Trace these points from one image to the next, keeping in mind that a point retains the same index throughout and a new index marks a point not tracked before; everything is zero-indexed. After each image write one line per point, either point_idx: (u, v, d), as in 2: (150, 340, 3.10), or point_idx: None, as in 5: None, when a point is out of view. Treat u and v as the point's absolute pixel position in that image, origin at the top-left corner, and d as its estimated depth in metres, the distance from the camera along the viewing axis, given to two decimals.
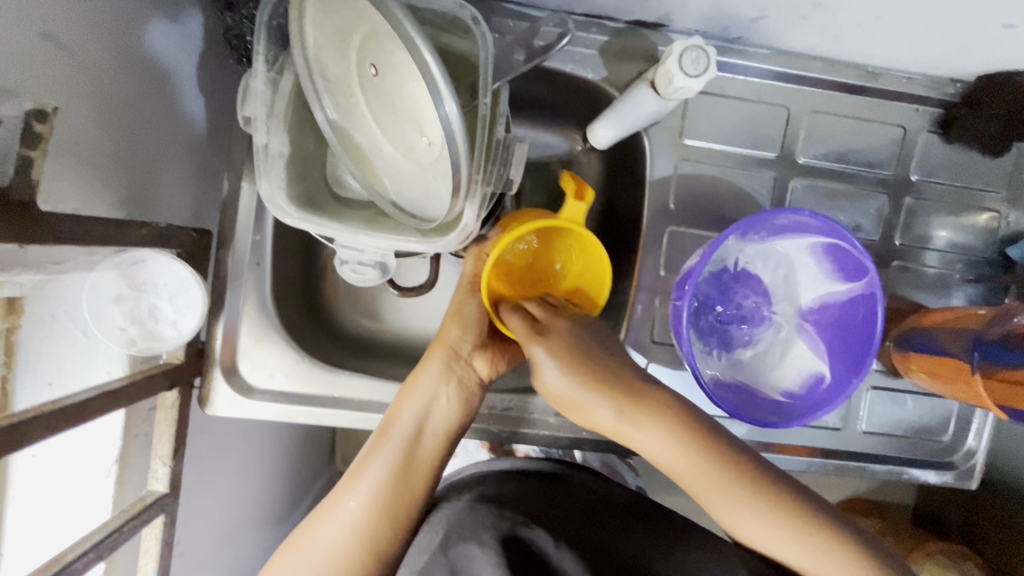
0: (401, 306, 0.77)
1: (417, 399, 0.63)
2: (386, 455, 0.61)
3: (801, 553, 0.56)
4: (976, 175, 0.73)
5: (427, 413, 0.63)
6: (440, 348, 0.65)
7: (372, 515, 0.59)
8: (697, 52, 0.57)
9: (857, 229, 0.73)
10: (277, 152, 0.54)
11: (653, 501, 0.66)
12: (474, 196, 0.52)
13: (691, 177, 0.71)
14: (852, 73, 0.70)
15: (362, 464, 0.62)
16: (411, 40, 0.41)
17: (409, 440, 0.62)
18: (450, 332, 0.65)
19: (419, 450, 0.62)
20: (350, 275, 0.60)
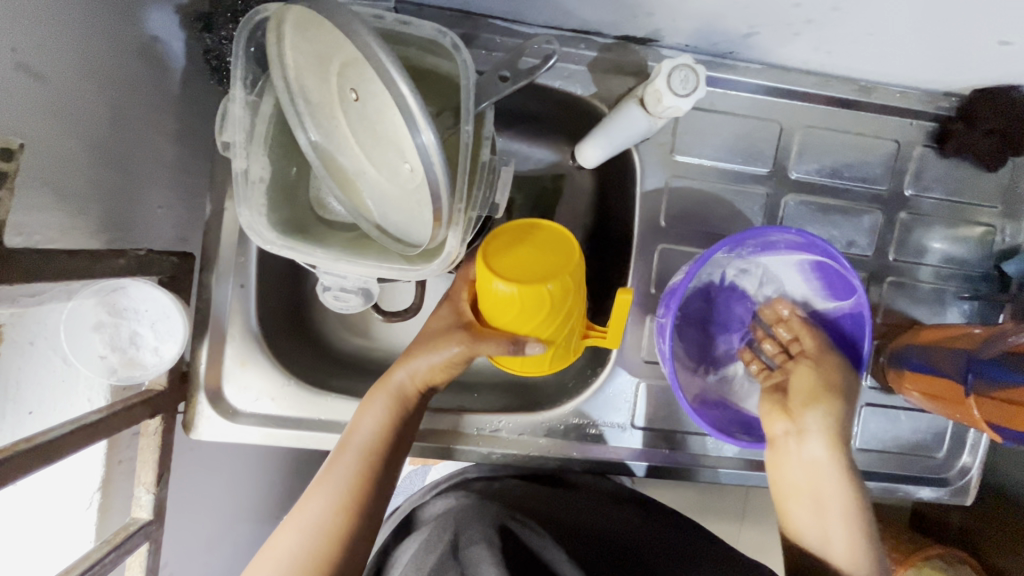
0: (389, 323, 0.76)
1: (380, 406, 0.61)
2: (349, 456, 0.59)
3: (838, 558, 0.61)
4: (972, 189, 0.72)
5: (394, 417, 0.61)
6: (410, 369, 0.62)
7: (339, 515, 0.57)
8: (686, 70, 0.56)
9: (852, 245, 0.72)
10: (258, 177, 0.53)
11: (642, 515, 0.69)
12: (457, 224, 0.51)
13: (683, 193, 0.70)
14: (847, 87, 0.69)
15: (327, 469, 0.59)
16: (385, 69, 0.39)
17: (371, 445, 0.60)
18: (421, 364, 0.62)
19: (383, 450, 0.60)
20: (334, 301, 0.59)
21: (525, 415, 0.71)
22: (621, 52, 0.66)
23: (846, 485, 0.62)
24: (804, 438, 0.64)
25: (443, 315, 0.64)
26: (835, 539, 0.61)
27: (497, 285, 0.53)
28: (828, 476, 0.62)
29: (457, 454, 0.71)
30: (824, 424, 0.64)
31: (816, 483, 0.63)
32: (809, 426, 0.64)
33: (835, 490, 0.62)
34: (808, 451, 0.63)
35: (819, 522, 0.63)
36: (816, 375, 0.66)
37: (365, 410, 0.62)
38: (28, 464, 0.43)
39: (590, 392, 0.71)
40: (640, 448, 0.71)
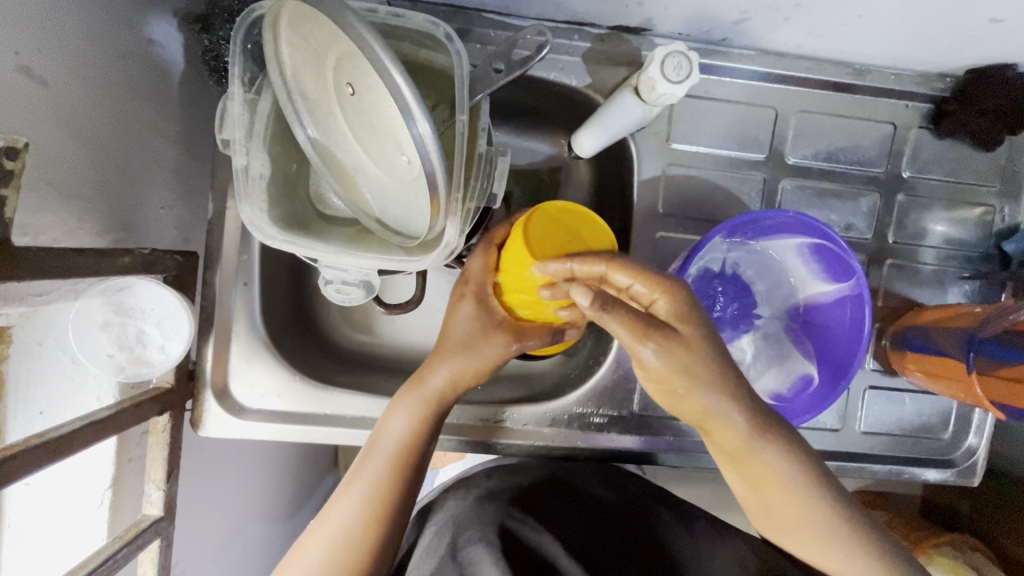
0: (392, 319, 0.77)
1: (412, 408, 0.59)
2: (376, 461, 0.57)
3: (776, 531, 0.58)
4: (969, 170, 0.72)
5: (428, 418, 0.59)
6: (446, 372, 0.60)
7: (365, 522, 0.54)
8: (680, 57, 0.56)
9: (850, 228, 0.72)
10: (258, 173, 0.54)
11: (656, 490, 0.68)
12: (455, 215, 0.52)
13: (680, 181, 0.71)
14: (840, 71, 0.69)
15: (354, 475, 0.57)
16: (380, 59, 0.39)
17: (401, 448, 0.58)
18: (460, 366, 0.60)
19: (416, 452, 0.58)
20: (336, 296, 0.59)
21: (530, 406, 0.71)
22: (614, 43, 0.66)
23: (782, 484, 0.55)
24: (712, 430, 0.55)
25: (470, 311, 0.61)
26: (788, 537, 0.57)
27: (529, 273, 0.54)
28: (747, 463, 0.55)
29: (462, 446, 0.71)
30: (716, 412, 0.53)
31: (737, 465, 0.57)
32: (711, 421, 0.54)
33: (772, 498, 0.56)
34: (721, 440, 0.55)
35: (754, 499, 0.58)
36: (651, 366, 0.50)
37: (392, 412, 0.59)
38: (37, 460, 0.44)
39: (592, 381, 0.71)
40: (644, 436, 0.72)
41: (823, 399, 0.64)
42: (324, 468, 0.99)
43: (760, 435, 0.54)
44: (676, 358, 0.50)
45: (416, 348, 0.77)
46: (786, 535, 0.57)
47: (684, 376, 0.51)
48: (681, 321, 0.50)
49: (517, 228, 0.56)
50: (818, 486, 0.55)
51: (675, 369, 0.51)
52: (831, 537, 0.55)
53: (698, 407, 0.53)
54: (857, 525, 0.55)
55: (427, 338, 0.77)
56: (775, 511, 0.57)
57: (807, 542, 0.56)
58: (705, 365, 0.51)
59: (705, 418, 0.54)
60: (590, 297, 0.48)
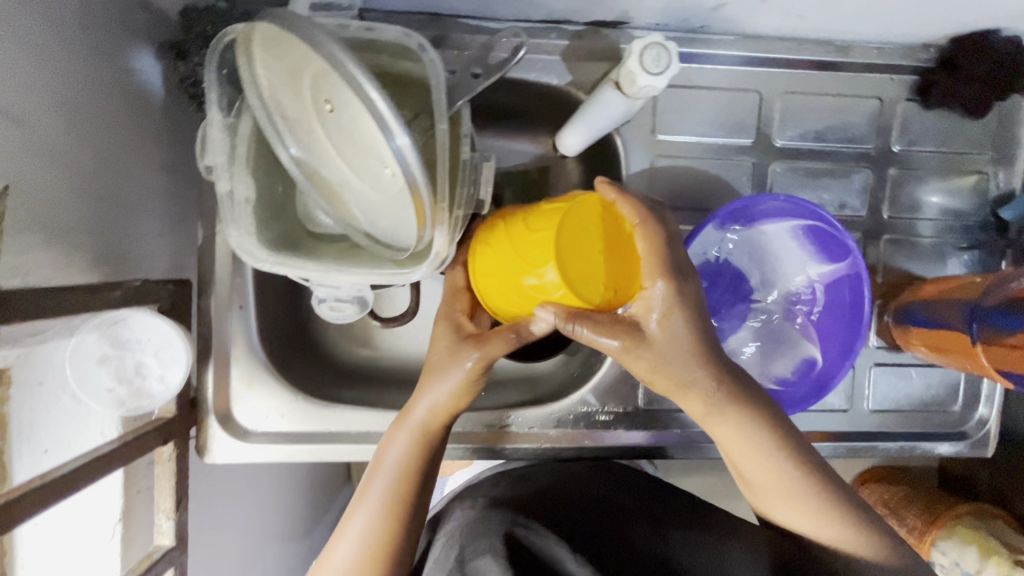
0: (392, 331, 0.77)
1: (406, 438, 0.55)
2: (375, 490, 0.53)
3: (772, 511, 0.56)
4: (962, 138, 0.71)
5: (422, 445, 0.55)
6: (426, 402, 0.55)
7: (366, 562, 0.51)
8: (658, 48, 0.56)
9: (844, 207, 0.72)
10: (243, 197, 0.54)
11: (677, 494, 0.66)
12: (443, 224, 0.51)
13: (669, 172, 0.70)
14: (822, 49, 0.69)
15: (354, 508, 0.53)
16: (354, 77, 0.39)
17: (399, 481, 0.53)
18: (439, 395, 0.55)
19: (414, 481, 0.54)
20: (329, 313, 0.58)
21: (534, 408, 0.71)
22: (593, 38, 0.66)
23: (763, 455, 0.54)
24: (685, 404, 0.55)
25: (444, 331, 0.58)
26: (767, 505, 0.56)
27: (533, 268, 0.50)
28: (727, 437, 0.55)
29: (470, 453, 0.71)
30: (686, 390, 0.52)
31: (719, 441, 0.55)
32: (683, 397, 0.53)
33: (759, 475, 0.54)
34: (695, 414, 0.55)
35: (742, 477, 0.57)
36: (623, 347, 0.50)
37: (388, 439, 0.56)
38: (42, 500, 0.44)
39: (594, 381, 0.71)
40: (652, 431, 0.72)
41: (825, 381, 0.64)
42: (338, 486, 0.99)
43: (745, 413, 0.54)
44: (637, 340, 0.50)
45: (417, 359, 0.77)
46: (767, 503, 0.56)
47: (648, 353, 0.51)
48: (660, 301, 0.50)
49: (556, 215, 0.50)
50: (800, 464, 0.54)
51: (662, 351, 0.51)
52: (805, 501, 0.54)
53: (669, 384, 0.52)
54: (835, 495, 0.54)
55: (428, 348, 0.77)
56: (765, 488, 0.55)
57: (800, 518, 0.54)
58: (670, 344, 0.51)
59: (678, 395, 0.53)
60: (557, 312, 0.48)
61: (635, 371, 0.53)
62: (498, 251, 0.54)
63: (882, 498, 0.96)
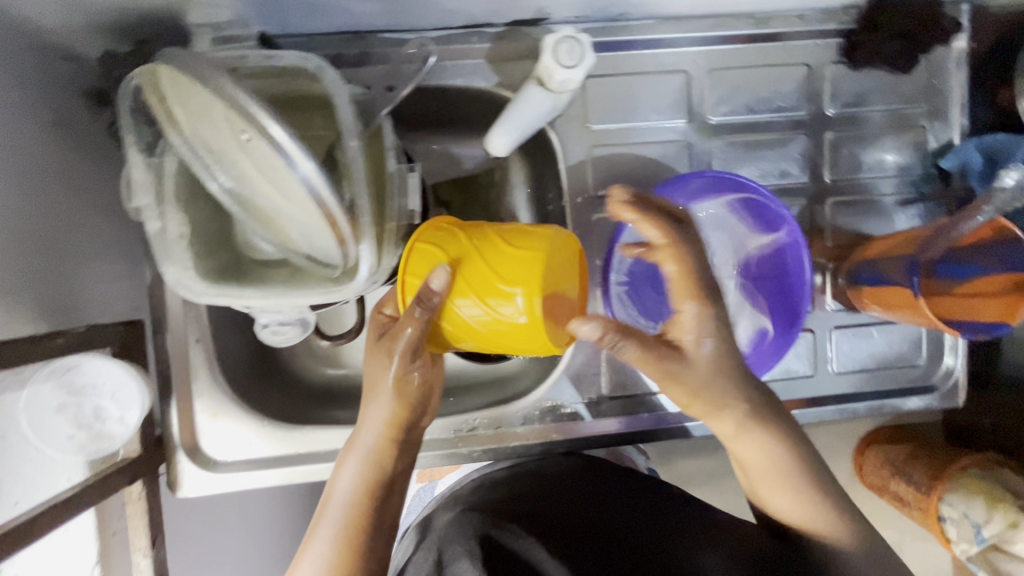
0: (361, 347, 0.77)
1: (357, 459, 0.56)
2: (329, 522, 0.53)
3: (776, 511, 0.57)
4: (894, 94, 0.72)
5: (374, 464, 0.56)
6: (373, 420, 0.57)
7: None
8: (569, 42, 0.57)
9: (785, 175, 0.72)
10: (177, 234, 0.54)
11: (661, 483, 0.66)
12: (369, 238, 0.50)
13: (607, 160, 0.71)
14: (743, 22, 0.69)
15: (309, 540, 0.53)
16: (255, 115, 0.42)
17: (356, 499, 0.55)
18: (382, 409, 0.56)
19: (368, 505, 0.55)
20: (273, 337, 0.59)
21: (498, 408, 0.71)
22: (514, 38, 0.67)
23: (772, 460, 0.56)
24: (704, 413, 0.57)
25: (371, 341, 0.58)
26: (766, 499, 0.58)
27: (511, 283, 0.48)
28: (748, 442, 0.57)
29: (442, 459, 0.72)
30: (707, 399, 0.55)
31: (734, 445, 0.58)
32: (702, 406, 0.56)
33: (771, 479, 0.56)
34: (715, 421, 0.57)
35: (752, 480, 0.58)
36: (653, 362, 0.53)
37: (343, 462, 0.57)
38: None
39: (555, 375, 0.71)
40: (621, 417, 0.73)
41: (776, 350, 0.64)
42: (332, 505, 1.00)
43: (763, 418, 0.57)
44: (666, 355, 0.53)
45: None
46: (767, 499, 0.57)
47: (675, 367, 0.53)
48: (704, 325, 0.53)
49: (543, 238, 0.50)
50: (804, 467, 0.57)
51: (693, 364, 0.53)
52: (807, 501, 0.55)
53: (691, 394, 0.55)
54: (820, 486, 0.56)
55: None
56: (773, 490, 0.57)
57: (803, 518, 0.55)
58: (700, 357, 0.53)
59: (702, 403, 0.56)
60: (601, 329, 0.49)
61: (669, 381, 0.54)
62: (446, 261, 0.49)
63: (889, 458, 0.91)
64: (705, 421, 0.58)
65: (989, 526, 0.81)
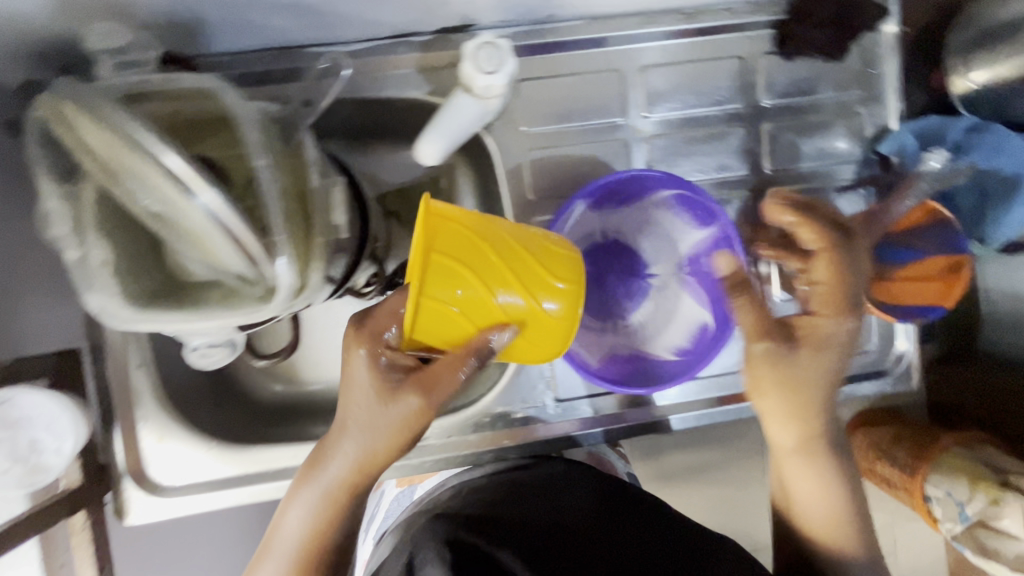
0: (316, 361, 0.76)
1: (314, 499, 0.55)
2: (277, 556, 0.55)
3: (801, 520, 0.62)
4: (828, 82, 0.72)
5: (333, 499, 0.55)
6: (340, 457, 0.54)
7: None
8: (489, 48, 0.56)
9: (724, 168, 0.72)
10: (100, 260, 0.51)
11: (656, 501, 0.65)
12: (286, 255, 0.49)
13: (546, 163, 0.71)
14: (673, 18, 0.69)
15: (261, 560, 0.56)
16: (148, 142, 0.45)
17: (311, 536, 0.55)
18: (348, 445, 0.53)
19: (323, 539, 0.55)
20: (200, 360, 0.58)
21: (449, 417, 0.71)
22: (443, 46, 0.67)
23: (822, 482, 0.61)
24: (772, 421, 0.62)
25: (360, 375, 0.52)
26: (793, 494, 0.62)
27: (548, 300, 0.49)
28: (800, 459, 0.62)
29: (396, 470, 0.72)
30: (796, 409, 0.61)
31: (792, 459, 0.62)
32: (773, 416, 0.62)
33: (820, 496, 0.61)
34: (776, 436, 0.63)
35: (796, 490, 0.62)
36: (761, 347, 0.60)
37: (296, 497, 0.56)
38: None
39: (505, 380, 0.71)
40: (576, 419, 0.72)
41: (719, 340, 0.64)
42: None
43: (827, 442, 0.62)
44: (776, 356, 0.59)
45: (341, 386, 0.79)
46: (799, 513, 0.62)
47: (781, 360, 0.59)
48: (835, 336, 0.59)
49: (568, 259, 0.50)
50: (845, 493, 0.62)
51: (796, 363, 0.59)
52: (842, 521, 0.61)
53: (793, 398, 0.60)
54: (852, 508, 0.62)
55: None
56: (821, 506, 0.61)
57: (835, 538, 0.61)
58: (806, 369, 0.60)
59: (785, 411, 0.61)
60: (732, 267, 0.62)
61: (762, 372, 0.60)
62: (466, 285, 0.46)
63: (875, 443, 0.83)
64: (770, 430, 0.63)
65: (972, 504, 0.76)
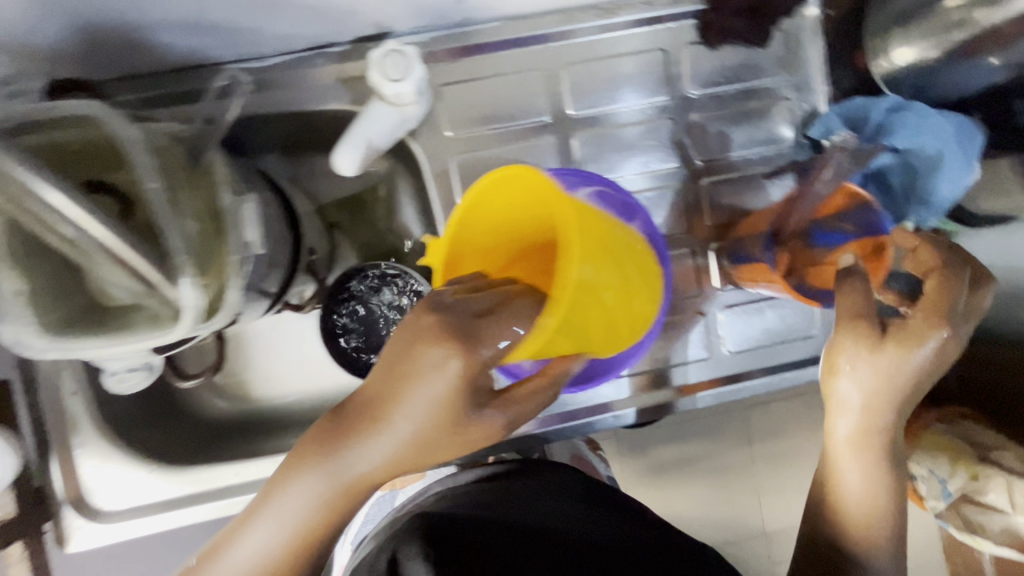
0: (268, 376, 0.79)
1: (322, 494, 0.45)
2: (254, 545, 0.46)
3: (842, 516, 0.55)
4: (753, 70, 0.72)
5: (326, 506, 0.45)
6: (370, 456, 0.43)
7: None
8: (394, 55, 0.57)
9: (655, 161, 0.72)
10: (13, 291, 0.49)
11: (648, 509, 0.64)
12: (188, 275, 0.49)
13: (475, 167, 0.70)
14: (591, 14, 0.69)
15: (228, 543, 0.47)
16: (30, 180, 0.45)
17: (296, 539, 0.46)
18: (384, 445, 0.43)
19: (301, 541, 0.47)
20: (118, 384, 0.57)
21: None
22: (360, 55, 0.67)
23: (875, 488, 0.54)
24: (845, 416, 0.54)
25: (431, 372, 0.40)
26: (836, 478, 0.55)
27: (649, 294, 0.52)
28: (874, 459, 0.53)
29: None
30: (868, 418, 0.53)
31: (865, 456, 0.53)
32: (848, 413, 0.53)
33: (868, 506, 0.54)
34: (855, 428, 0.53)
35: (852, 490, 0.54)
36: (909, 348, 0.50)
37: (292, 495, 0.45)
38: None
39: None
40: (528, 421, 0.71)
41: (640, 345, 0.61)
42: None
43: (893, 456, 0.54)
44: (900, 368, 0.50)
45: (290, 401, 0.79)
46: (834, 511, 0.56)
47: (889, 371, 0.50)
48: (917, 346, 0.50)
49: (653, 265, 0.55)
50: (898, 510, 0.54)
51: (874, 375, 0.51)
52: (880, 535, 0.54)
53: (873, 398, 0.52)
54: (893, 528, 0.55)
55: (301, 389, 0.79)
56: (863, 515, 0.54)
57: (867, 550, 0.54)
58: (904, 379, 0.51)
59: (851, 410, 0.53)
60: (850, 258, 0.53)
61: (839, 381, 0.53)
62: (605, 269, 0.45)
63: None
64: (840, 417, 0.54)
65: (954, 481, 0.76)
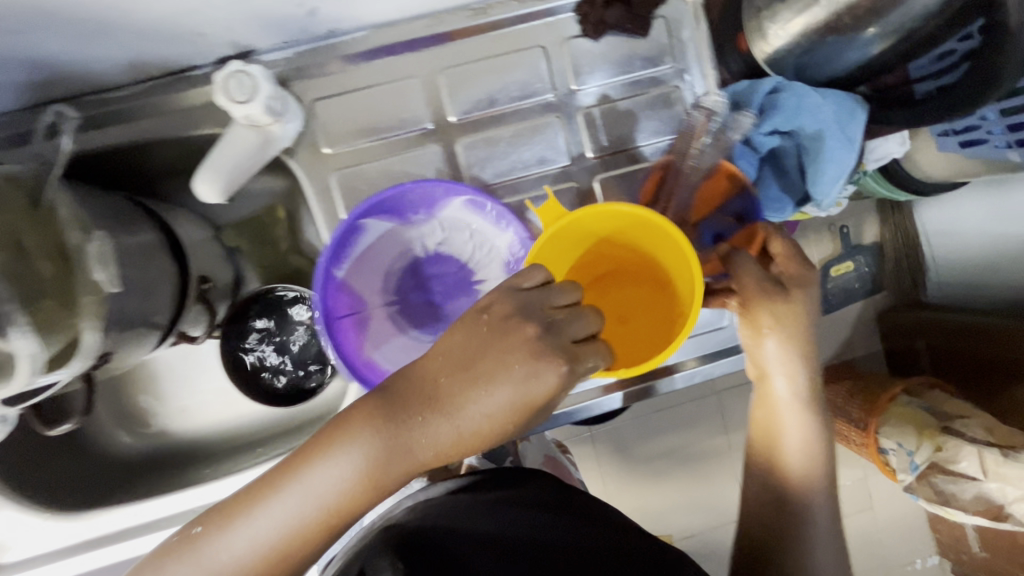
0: (183, 408, 0.78)
1: (362, 464, 0.42)
2: (284, 507, 0.43)
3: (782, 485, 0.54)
4: (637, 59, 0.70)
5: (368, 486, 0.43)
6: (425, 443, 0.42)
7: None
8: (238, 75, 0.54)
9: (546, 161, 0.70)
10: None
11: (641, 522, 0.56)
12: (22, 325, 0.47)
13: (360, 181, 0.68)
14: (461, 16, 0.68)
15: (249, 506, 0.43)
16: None
17: (337, 508, 0.43)
18: (443, 428, 0.42)
19: (331, 519, 0.44)
20: None
21: None
22: None
23: (812, 456, 0.54)
24: (774, 377, 0.54)
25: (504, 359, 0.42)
26: (779, 438, 0.54)
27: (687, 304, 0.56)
28: (816, 428, 0.54)
29: None
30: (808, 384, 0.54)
31: (810, 426, 0.54)
32: (781, 375, 0.53)
33: (803, 478, 0.54)
34: (786, 391, 0.54)
35: (792, 457, 0.54)
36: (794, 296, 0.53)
37: (344, 462, 0.43)
38: None
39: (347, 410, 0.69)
40: None
41: None
42: None
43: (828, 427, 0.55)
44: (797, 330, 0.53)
45: (207, 432, 0.78)
46: (770, 477, 0.55)
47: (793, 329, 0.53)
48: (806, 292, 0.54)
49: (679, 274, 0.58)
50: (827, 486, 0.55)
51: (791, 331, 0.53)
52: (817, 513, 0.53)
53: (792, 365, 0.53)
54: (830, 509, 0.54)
55: (216, 420, 0.78)
56: (801, 485, 0.54)
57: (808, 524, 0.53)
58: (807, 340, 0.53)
59: (777, 372, 0.53)
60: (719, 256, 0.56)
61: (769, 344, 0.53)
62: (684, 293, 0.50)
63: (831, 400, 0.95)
64: (777, 378, 0.54)
65: (920, 453, 0.81)
